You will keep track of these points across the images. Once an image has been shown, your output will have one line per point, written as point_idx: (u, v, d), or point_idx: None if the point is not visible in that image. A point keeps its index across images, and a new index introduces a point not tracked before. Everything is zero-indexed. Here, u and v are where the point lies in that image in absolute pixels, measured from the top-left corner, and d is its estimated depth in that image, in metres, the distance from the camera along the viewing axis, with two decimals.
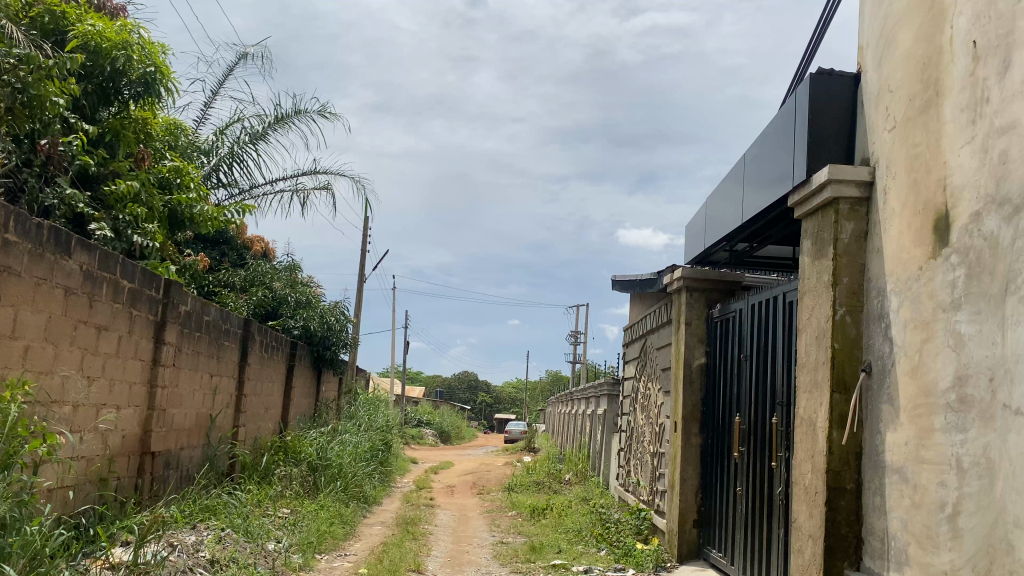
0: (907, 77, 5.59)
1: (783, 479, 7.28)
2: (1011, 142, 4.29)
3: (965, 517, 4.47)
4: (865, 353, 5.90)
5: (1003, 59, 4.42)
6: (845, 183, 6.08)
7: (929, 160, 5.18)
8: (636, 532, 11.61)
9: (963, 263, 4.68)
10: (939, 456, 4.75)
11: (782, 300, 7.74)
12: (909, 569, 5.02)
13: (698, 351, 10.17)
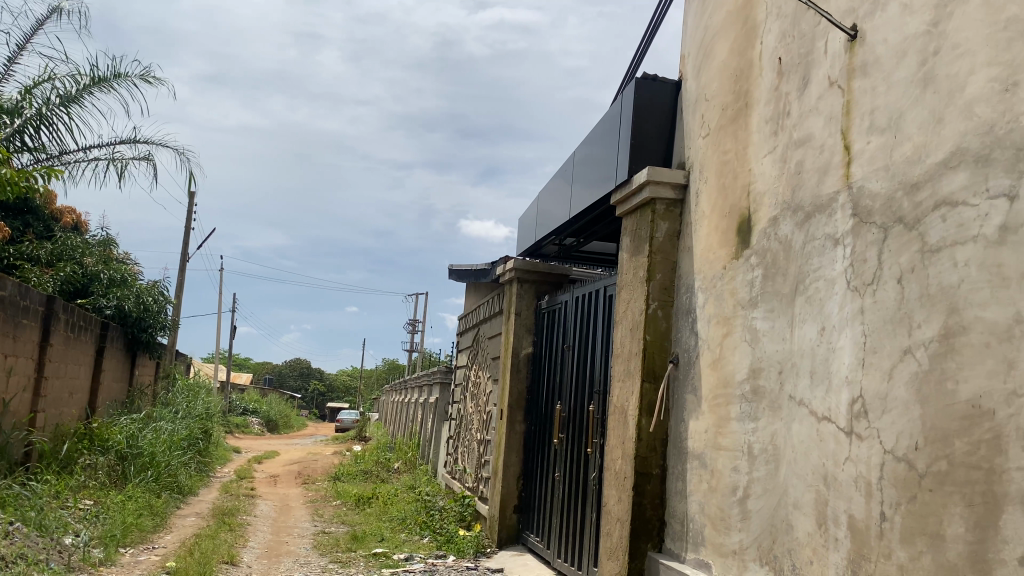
0: (722, 88, 5.93)
1: (598, 465, 7.57)
2: (805, 154, 4.65)
3: (754, 500, 4.82)
4: (674, 345, 6.23)
5: (803, 76, 4.79)
6: (662, 185, 6.40)
7: (736, 166, 5.54)
8: (460, 518, 11.73)
9: (761, 264, 5.03)
10: (733, 443, 5.10)
11: (603, 294, 8.05)
12: (704, 549, 5.36)
13: (525, 341, 10.38)
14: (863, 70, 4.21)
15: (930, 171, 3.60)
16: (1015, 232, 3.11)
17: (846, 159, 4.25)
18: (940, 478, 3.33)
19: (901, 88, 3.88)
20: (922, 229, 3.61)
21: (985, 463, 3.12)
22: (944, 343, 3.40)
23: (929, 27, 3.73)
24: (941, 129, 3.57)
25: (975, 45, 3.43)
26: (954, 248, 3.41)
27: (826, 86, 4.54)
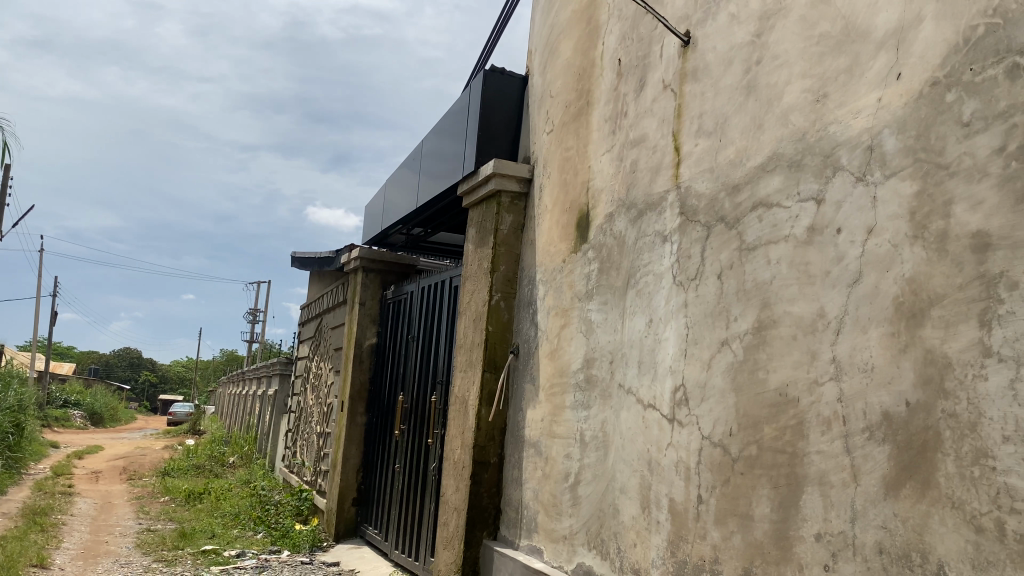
0: (565, 85, 6.07)
1: (438, 455, 7.57)
2: (640, 153, 4.83)
3: (584, 486, 4.97)
4: (515, 336, 6.32)
5: (640, 77, 4.97)
6: (507, 178, 6.48)
7: (577, 162, 5.68)
8: (297, 512, 11.41)
9: (598, 258, 5.19)
10: (567, 431, 5.24)
11: (448, 284, 8.06)
12: (537, 536, 5.47)
13: (369, 331, 10.22)
14: (694, 75, 4.42)
15: (750, 174, 3.83)
16: (820, 234, 3.36)
17: (676, 160, 4.45)
18: (750, 462, 3.55)
19: (727, 95, 4.10)
20: (741, 228, 3.83)
21: (789, 447, 3.35)
22: (757, 335, 3.62)
23: (753, 38, 3.96)
24: (760, 135, 3.80)
25: (793, 57, 3.68)
26: (768, 247, 3.64)
27: (661, 88, 4.73)
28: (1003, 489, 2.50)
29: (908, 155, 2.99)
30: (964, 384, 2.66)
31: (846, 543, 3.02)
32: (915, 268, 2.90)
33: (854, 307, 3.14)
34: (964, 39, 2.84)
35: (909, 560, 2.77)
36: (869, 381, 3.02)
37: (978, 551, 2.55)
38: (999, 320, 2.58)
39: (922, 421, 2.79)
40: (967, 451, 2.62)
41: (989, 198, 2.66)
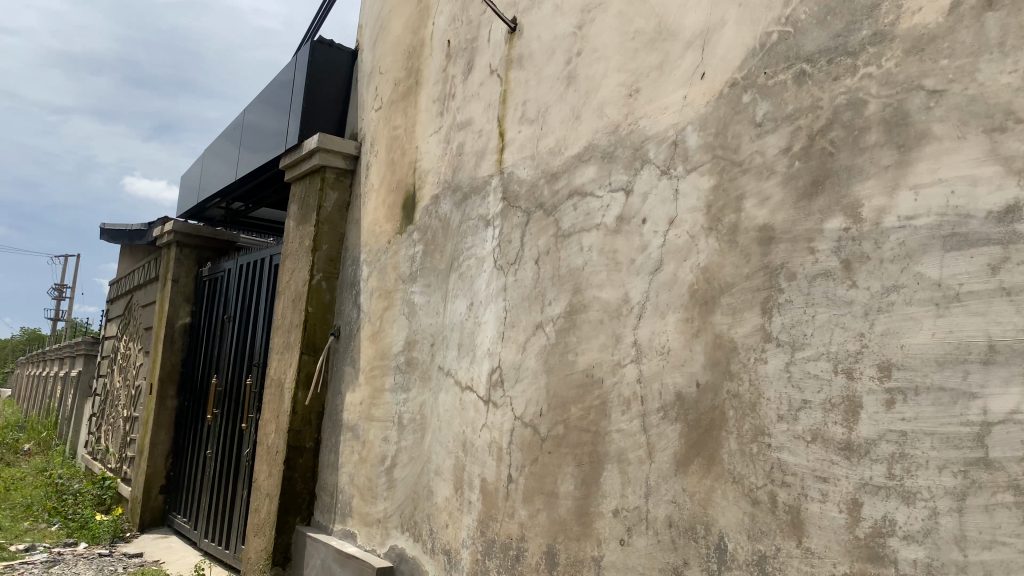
0: (395, 63, 5.97)
1: (252, 439, 7.29)
2: (465, 137, 4.84)
3: (399, 469, 4.93)
4: (336, 318, 6.17)
5: (468, 61, 4.97)
6: (331, 154, 6.29)
7: (405, 142, 5.61)
8: (97, 503, 10.63)
9: (422, 240, 5.15)
10: (385, 414, 5.19)
11: (269, 263, 7.76)
12: (352, 520, 5.39)
13: (182, 310, 9.66)
14: (519, 63, 4.46)
15: (568, 162, 3.91)
16: (628, 223, 3.48)
17: (500, 145, 4.48)
18: (557, 442, 3.64)
19: (549, 83, 4.17)
20: (557, 215, 3.91)
21: (592, 427, 3.47)
22: (569, 319, 3.72)
23: (575, 30, 4.05)
24: (579, 125, 3.89)
25: (610, 51, 3.79)
26: (581, 234, 3.74)
27: (487, 73, 4.75)
28: (776, 464, 2.71)
29: (708, 151, 3.15)
30: (747, 366, 2.86)
31: (640, 518, 3.16)
32: (709, 257, 3.07)
33: (655, 293, 3.28)
34: (760, 45, 3.03)
35: (694, 532, 2.93)
36: (666, 363, 3.17)
37: (753, 521, 2.74)
38: (778, 307, 2.78)
39: (710, 401, 2.97)
40: (748, 428, 2.82)
41: (775, 194, 2.86)
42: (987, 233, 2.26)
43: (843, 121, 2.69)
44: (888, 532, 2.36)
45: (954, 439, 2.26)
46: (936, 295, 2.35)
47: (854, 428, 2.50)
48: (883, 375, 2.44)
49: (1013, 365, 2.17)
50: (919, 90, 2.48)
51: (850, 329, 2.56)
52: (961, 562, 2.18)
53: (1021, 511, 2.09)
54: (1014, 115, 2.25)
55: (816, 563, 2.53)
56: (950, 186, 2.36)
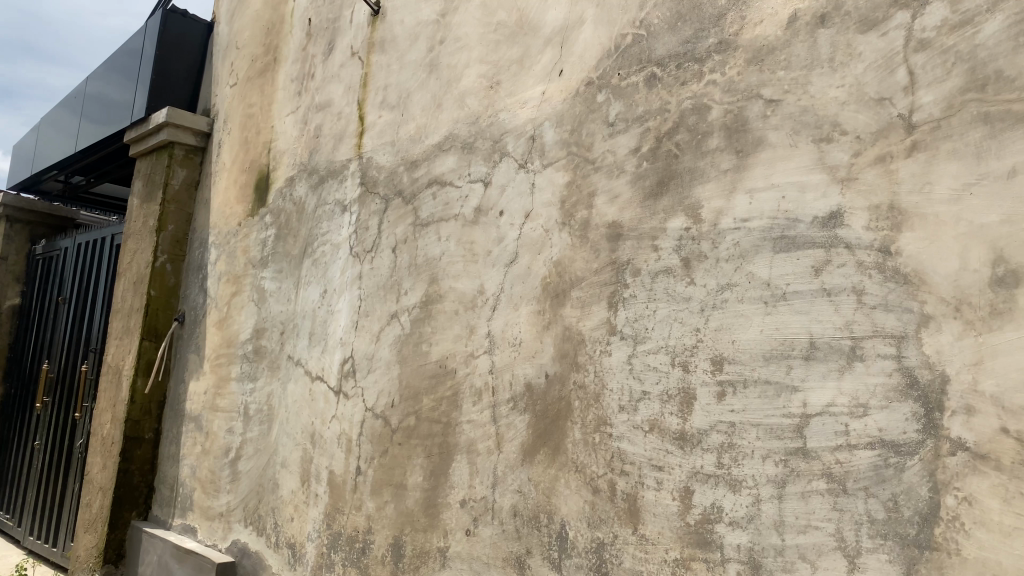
0: (252, 39, 5.73)
1: (86, 430, 6.84)
2: (323, 120, 4.70)
3: (244, 461, 4.75)
4: (182, 302, 5.87)
5: (329, 41, 4.83)
6: (181, 129, 5.97)
7: (260, 121, 5.40)
8: None
9: (275, 224, 4.97)
10: (230, 404, 4.98)
11: (110, 242, 7.29)
12: (192, 514, 5.15)
13: (10, 291, 8.92)
14: (381, 46, 4.37)
15: (428, 150, 3.86)
16: (486, 215, 3.47)
17: (359, 130, 4.38)
18: (408, 433, 3.60)
19: (411, 70, 4.11)
20: (415, 203, 3.85)
21: (443, 418, 3.45)
22: (424, 309, 3.66)
23: (437, 17, 4.01)
24: (439, 114, 3.85)
25: (471, 41, 3.78)
26: (439, 224, 3.69)
27: (348, 55, 4.63)
28: (616, 453, 2.79)
29: (563, 148, 3.20)
30: (593, 358, 2.92)
31: (486, 508, 3.17)
32: (561, 251, 3.12)
33: (509, 286, 3.30)
34: (615, 46, 3.11)
35: (538, 521, 2.98)
36: (517, 355, 3.19)
37: (593, 509, 2.82)
38: (624, 302, 2.86)
39: (557, 392, 3.02)
40: (591, 419, 2.88)
41: (624, 192, 2.94)
42: (811, 237, 2.42)
43: (688, 125, 2.79)
44: (715, 518, 2.48)
45: (776, 429, 2.40)
46: (765, 294, 2.49)
47: (688, 419, 2.61)
48: (715, 368, 2.57)
49: (830, 361, 2.33)
50: (758, 99, 2.62)
51: (687, 324, 2.67)
52: (780, 545, 2.33)
53: (833, 497, 2.26)
54: (840, 127, 2.41)
55: (650, 549, 2.63)
56: (782, 192, 2.51)
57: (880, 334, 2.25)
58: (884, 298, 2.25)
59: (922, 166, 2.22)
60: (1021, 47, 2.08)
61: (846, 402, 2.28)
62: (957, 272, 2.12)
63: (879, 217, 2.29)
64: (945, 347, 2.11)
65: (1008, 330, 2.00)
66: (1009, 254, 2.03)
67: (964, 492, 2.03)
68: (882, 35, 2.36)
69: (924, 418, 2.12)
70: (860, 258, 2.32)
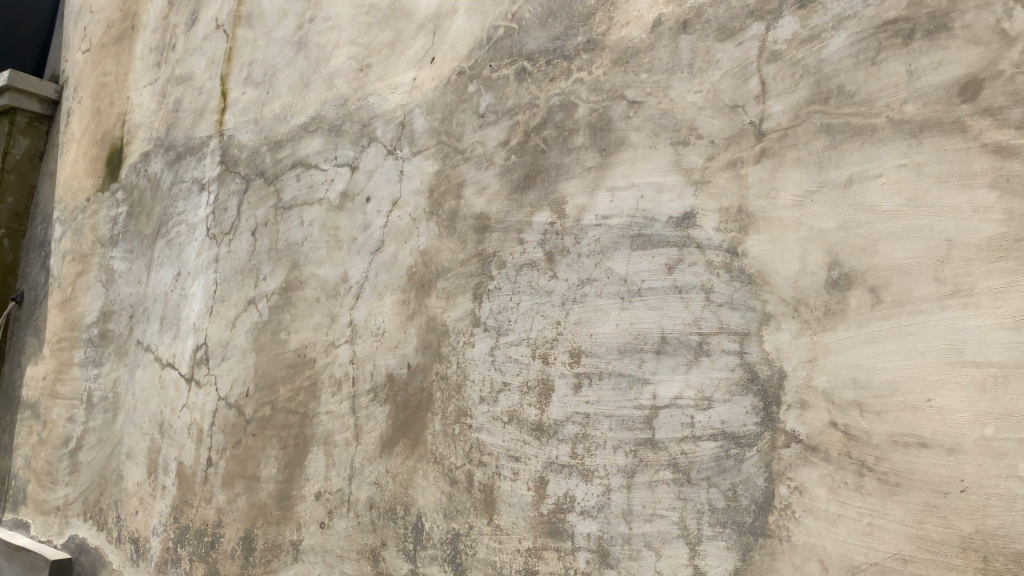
0: (109, 3, 5.36)
1: None
2: (182, 91, 4.46)
3: (85, 452, 4.47)
4: (20, 281, 5.46)
5: (193, 12, 4.58)
6: (24, 95, 5.50)
7: (114, 91, 5.06)
8: None
9: (127, 201, 4.68)
10: (72, 390, 4.66)
11: None
12: (24, 509, 4.79)
13: None
14: (248, 21, 4.19)
15: (293, 131, 3.72)
16: (352, 200, 3.37)
17: (222, 106, 4.18)
18: (263, 424, 3.47)
19: (278, 46, 3.96)
20: (278, 185, 3.71)
21: (300, 408, 3.34)
22: (284, 296, 3.53)
23: None
24: (306, 94, 3.73)
25: (342, 21, 3.69)
26: (302, 208, 3.56)
27: (213, 28, 4.41)
28: (475, 444, 2.78)
29: (433, 136, 3.14)
30: (456, 350, 2.90)
31: (341, 501, 3.10)
32: (427, 241, 3.07)
33: (373, 274, 3.21)
34: (487, 37, 3.09)
35: (394, 513, 2.94)
36: (379, 345, 3.13)
37: (449, 500, 2.81)
38: (488, 293, 2.86)
39: (419, 382, 2.98)
40: (452, 410, 2.86)
41: (493, 184, 2.93)
42: (667, 237, 2.55)
43: (555, 122, 2.82)
44: (567, 508, 2.55)
45: (628, 421, 2.50)
46: (622, 290, 2.59)
47: (546, 410, 2.65)
48: (573, 361, 2.63)
49: (680, 355, 2.47)
50: (622, 99, 2.70)
51: (548, 317, 2.70)
52: (627, 534, 2.43)
53: (677, 487, 2.40)
54: (696, 131, 2.55)
55: (504, 539, 2.65)
56: (640, 191, 2.61)
57: (725, 330, 2.41)
58: (730, 296, 2.42)
59: (769, 172, 2.42)
60: (861, 64, 2.34)
61: (693, 395, 2.43)
62: (797, 273, 2.34)
63: (728, 219, 2.46)
64: (784, 344, 2.33)
65: (840, 330, 2.26)
66: (844, 259, 2.28)
67: (796, 482, 2.26)
68: (739, 44, 2.53)
69: (763, 411, 2.33)
70: (710, 258, 2.47)
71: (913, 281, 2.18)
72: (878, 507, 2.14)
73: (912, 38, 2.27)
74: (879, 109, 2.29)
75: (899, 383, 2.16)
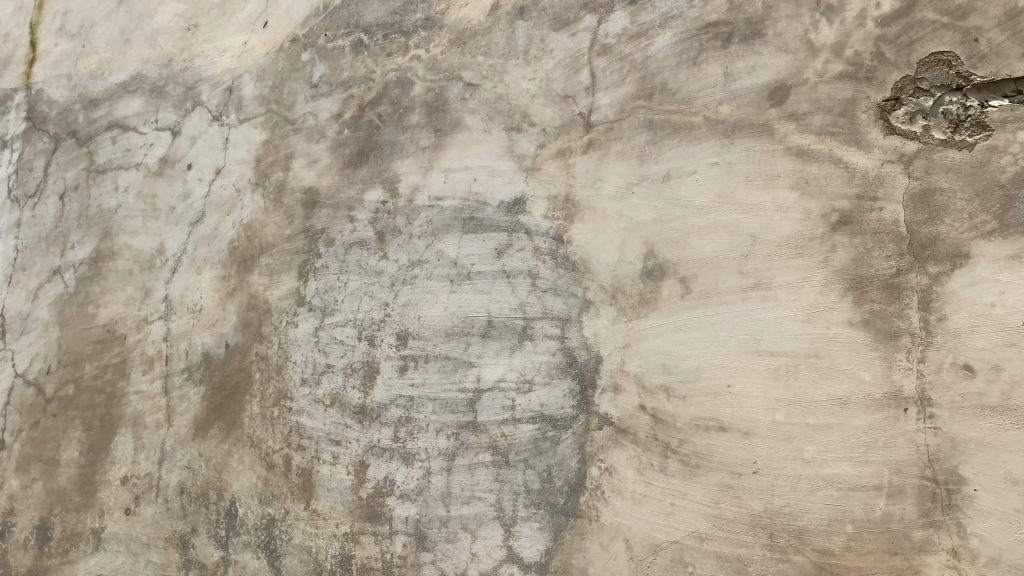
0: None
1: None
2: None
3: None
4: None
5: None
6: None
7: None
8: None
9: None
10: None
11: None
12: None
13: None
14: None
15: (108, 90, 2.98)
16: (171, 166, 2.90)
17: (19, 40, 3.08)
18: (62, 404, 2.88)
19: None
20: (91, 146, 2.96)
21: (108, 388, 2.86)
22: (95, 268, 2.91)
23: None
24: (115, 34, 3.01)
25: None
26: (117, 171, 2.93)
27: None
28: (294, 427, 2.68)
29: (261, 105, 2.85)
30: (277, 330, 2.74)
31: (149, 486, 2.80)
32: (252, 214, 2.81)
33: (191, 247, 2.85)
34: (324, 5, 2.84)
35: (205, 498, 2.76)
36: (195, 323, 2.82)
37: (265, 485, 2.70)
38: (314, 272, 2.73)
39: (236, 363, 2.76)
40: (271, 392, 2.72)
41: (323, 158, 2.77)
42: (497, 221, 2.58)
43: (390, 98, 2.73)
44: (386, 492, 2.60)
45: (451, 404, 2.56)
46: (451, 273, 2.59)
47: (369, 393, 2.62)
48: (400, 343, 2.61)
49: (504, 340, 2.54)
50: (458, 81, 2.67)
51: (377, 298, 2.65)
52: (444, 517, 2.55)
53: (495, 469, 2.54)
54: (529, 119, 2.59)
55: (321, 525, 2.64)
56: (473, 173, 2.61)
57: (548, 316, 2.52)
58: (554, 283, 2.53)
59: (595, 163, 2.54)
60: (683, 64, 2.52)
61: (514, 378, 2.53)
62: (616, 263, 2.51)
63: (556, 207, 2.56)
64: (601, 330, 2.50)
65: (651, 317, 2.48)
66: (659, 251, 2.49)
67: (606, 464, 2.48)
68: (572, 35, 2.59)
69: (578, 395, 2.50)
70: (537, 243, 2.55)
71: (720, 274, 2.45)
72: (680, 488, 2.44)
73: (730, 42, 2.49)
74: (698, 108, 2.50)
75: (704, 369, 2.44)
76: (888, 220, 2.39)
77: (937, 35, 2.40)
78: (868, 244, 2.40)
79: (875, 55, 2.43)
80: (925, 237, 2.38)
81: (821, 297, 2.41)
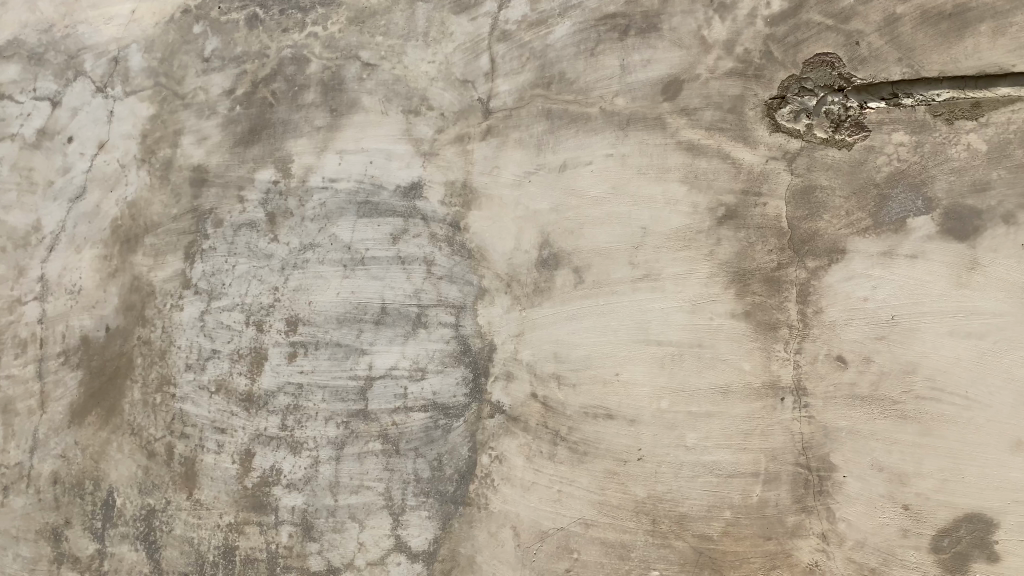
0: None
1: None
2: None
3: None
4: None
5: None
6: None
7: None
8: None
9: None
10: None
11: None
12: None
13: None
14: None
15: None
16: (49, 138, 2.70)
17: None
18: None
19: None
20: None
21: None
22: None
23: None
24: None
25: None
26: None
27: None
28: (177, 415, 2.58)
29: (149, 77, 2.70)
30: (161, 313, 2.63)
31: (19, 476, 2.63)
32: (137, 192, 2.67)
33: (71, 224, 2.67)
34: None
35: (80, 489, 2.62)
36: (73, 305, 2.66)
37: (145, 475, 2.59)
38: (201, 254, 2.62)
39: (117, 347, 2.63)
40: (153, 377, 2.61)
41: (214, 135, 2.66)
42: (393, 206, 2.55)
43: (285, 75, 2.64)
44: (273, 481, 2.53)
45: (342, 392, 2.51)
46: (345, 257, 2.54)
47: (256, 379, 2.55)
48: (290, 329, 2.55)
49: (398, 327, 2.51)
50: (356, 60, 2.61)
51: (266, 282, 2.57)
52: (332, 506, 2.51)
53: (385, 457, 2.51)
54: (427, 103, 2.56)
55: (203, 515, 2.56)
56: (369, 156, 2.56)
57: (442, 304, 2.51)
58: (450, 270, 2.51)
59: (493, 150, 2.53)
60: (581, 54, 2.52)
61: (407, 366, 2.50)
62: (512, 251, 2.51)
63: (453, 193, 2.54)
64: (495, 318, 2.50)
65: (545, 307, 2.49)
66: (553, 240, 2.50)
67: (496, 452, 2.49)
68: (473, 19, 2.56)
69: (470, 383, 2.49)
70: (434, 230, 2.53)
71: (612, 264, 2.48)
72: (568, 475, 2.46)
73: (627, 34, 2.51)
74: (594, 99, 2.51)
75: (594, 358, 2.47)
76: (772, 215, 2.47)
77: (821, 37, 2.48)
78: (752, 238, 2.47)
79: (764, 54, 2.49)
80: (805, 232, 2.46)
81: (708, 289, 2.46)
